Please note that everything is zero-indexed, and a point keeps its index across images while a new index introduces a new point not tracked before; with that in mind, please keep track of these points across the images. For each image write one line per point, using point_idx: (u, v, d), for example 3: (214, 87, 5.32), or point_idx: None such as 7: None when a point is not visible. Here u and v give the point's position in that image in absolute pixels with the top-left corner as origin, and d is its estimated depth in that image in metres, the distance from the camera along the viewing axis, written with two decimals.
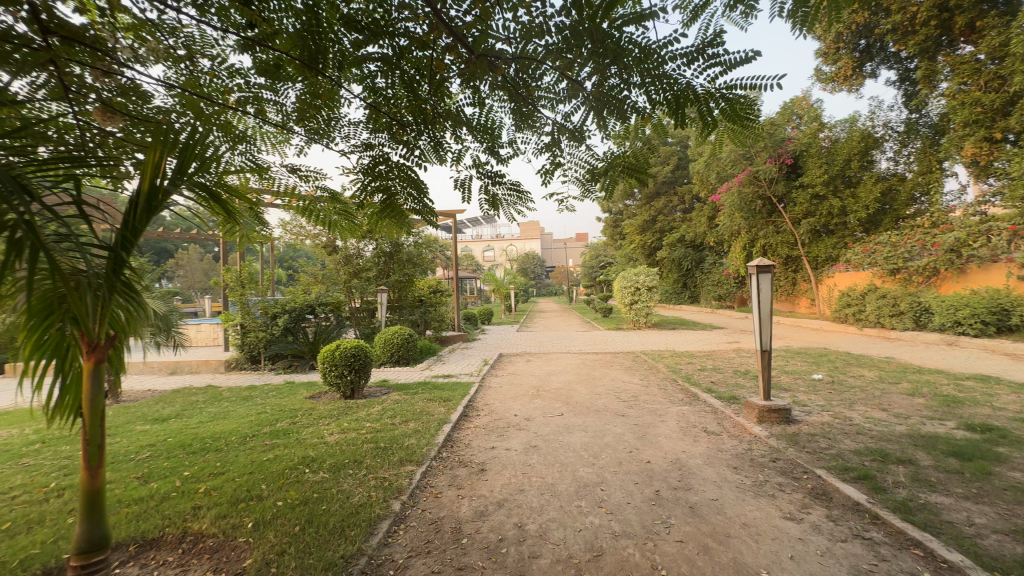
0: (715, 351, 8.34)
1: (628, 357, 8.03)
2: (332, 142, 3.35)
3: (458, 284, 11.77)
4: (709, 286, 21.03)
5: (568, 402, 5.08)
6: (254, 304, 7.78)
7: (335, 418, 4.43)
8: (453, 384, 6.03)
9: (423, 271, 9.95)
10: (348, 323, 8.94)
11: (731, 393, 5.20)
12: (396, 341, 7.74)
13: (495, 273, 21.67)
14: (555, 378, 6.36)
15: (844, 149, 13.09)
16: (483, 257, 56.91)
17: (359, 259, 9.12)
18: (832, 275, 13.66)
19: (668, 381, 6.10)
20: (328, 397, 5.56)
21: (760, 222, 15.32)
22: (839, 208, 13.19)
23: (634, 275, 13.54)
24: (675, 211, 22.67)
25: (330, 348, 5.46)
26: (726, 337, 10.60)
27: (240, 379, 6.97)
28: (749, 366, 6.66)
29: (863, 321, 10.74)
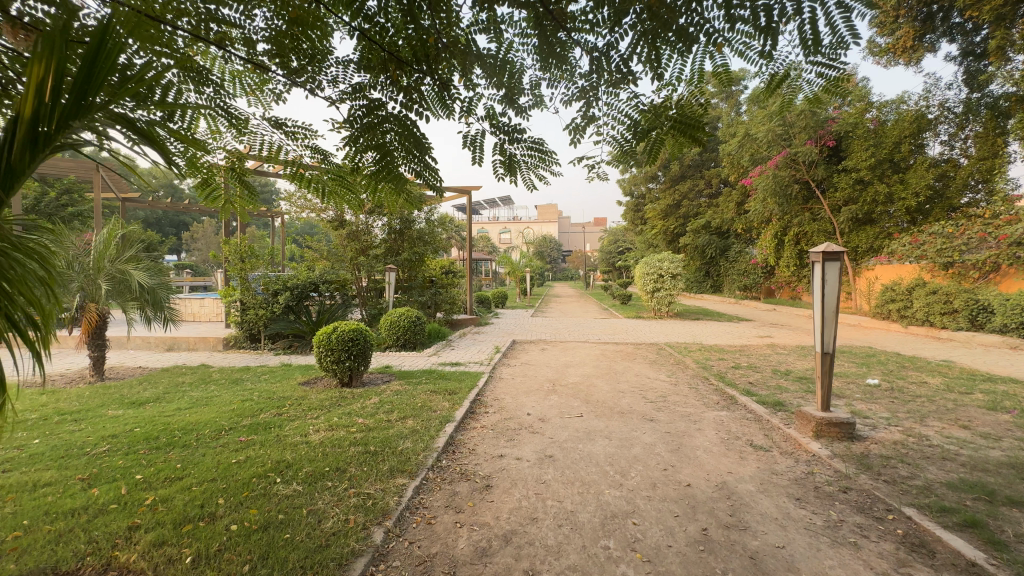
0: (747, 346, 7.67)
1: (651, 349, 7.41)
2: (317, 87, 2.76)
3: (471, 266, 11.22)
4: (734, 275, 20.11)
5: (588, 401, 4.51)
6: (254, 279, 7.33)
7: (326, 411, 3.94)
8: (461, 373, 5.51)
9: (434, 250, 9.40)
10: (354, 303, 8.46)
11: (774, 397, 4.58)
12: (402, 323, 7.24)
13: (510, 255, 21.06)
14: (573, 371, 5.80)
15: (895, 130, 11.99)
16: (499, 239, 56.17)
17: (367, 234, 8.57)
18: (873, 267, 12.71)
19: (699, 379, 5.49)
20: (324, 383, 5.09)
21: (794, 209, 14.38)
22: (886, 196, 12.15)
23: (657, 261, 12.80)
24: (701, 196, 21.66)
25: (326, 331, 4.97)
26: (757, 331, 9.87)
27: (237, 358, 6.57)
28: (790, 365, 6.00)
29: (908, 318, 9.87)
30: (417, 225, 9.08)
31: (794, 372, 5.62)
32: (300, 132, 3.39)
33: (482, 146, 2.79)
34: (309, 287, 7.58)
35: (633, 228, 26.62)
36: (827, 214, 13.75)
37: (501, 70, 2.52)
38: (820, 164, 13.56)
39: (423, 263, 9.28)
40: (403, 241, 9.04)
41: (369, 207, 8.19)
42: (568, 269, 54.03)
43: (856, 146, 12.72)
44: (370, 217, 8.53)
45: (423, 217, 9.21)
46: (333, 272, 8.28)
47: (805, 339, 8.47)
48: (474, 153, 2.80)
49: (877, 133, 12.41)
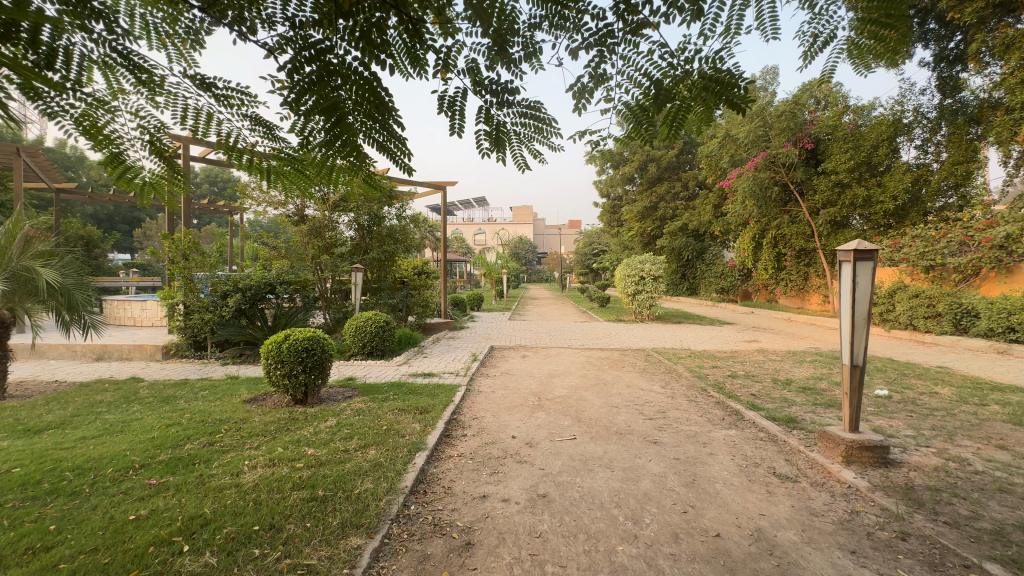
0: (737, 352, 7.30)
1: (639, 356, 6.94)
2: (249, 30, 2.10)
3: (445, 266, 10.55)
4: (711, 278, 20.05)
5: (579, 420, 3.96)
6: (200, 279, 6.52)
7: (270, 438, 3.26)
8: (434, 386, 4.87)
9: (405, 249, 8.71)
10: (317, 306, 7.68)
11: (783, 412, 4.14)
12: (368, 328, 6.54)
13: (485, 256, 20.39)
14: (559, 383, 5.25)
15: (872, 134, 11.98)
16: (474, 241, 55.32)
17: (331, 230, 7.79)
18: None
19: (696, 390, 5.03)
20: (273, 400, 4.37)
21: (773, 211, 14.30)
22: (864, 199, 12.10)
23: (639, 263, 12.43)
24: (678, 198, 21.63)
25: (275, 340, 4.26)
26: (742, 335, 9.56)
27: (176, 370, 5.75)
28: (788, 374, 5.60)
29: (890, 322, 9.75)
30: (386, 221, 8.37)
31: (794, 381, 5.24)
32: (235, 96, 2.72)
33: (463, 113, 2.22)
34: (263, 288, 6.79)
35: (610, 229, 26.42)
36: (805, 216, 13.65)
37: (491, 9, 1.90)
38: (799, 166, 13.49)
39: (393, 262, 8.58)
40: (371, 238, 8.31)
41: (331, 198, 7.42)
42: (543, 271, 53.80)
43: (836, 149, 12.68)
44: (332, 210, 7.75)
45: (392, 212, 8.49)
46: (291, 272, 7.47)
47: (793, 343, 8.18)
48: (454, 125, 2.23)
49: (855, 137, 12.41)
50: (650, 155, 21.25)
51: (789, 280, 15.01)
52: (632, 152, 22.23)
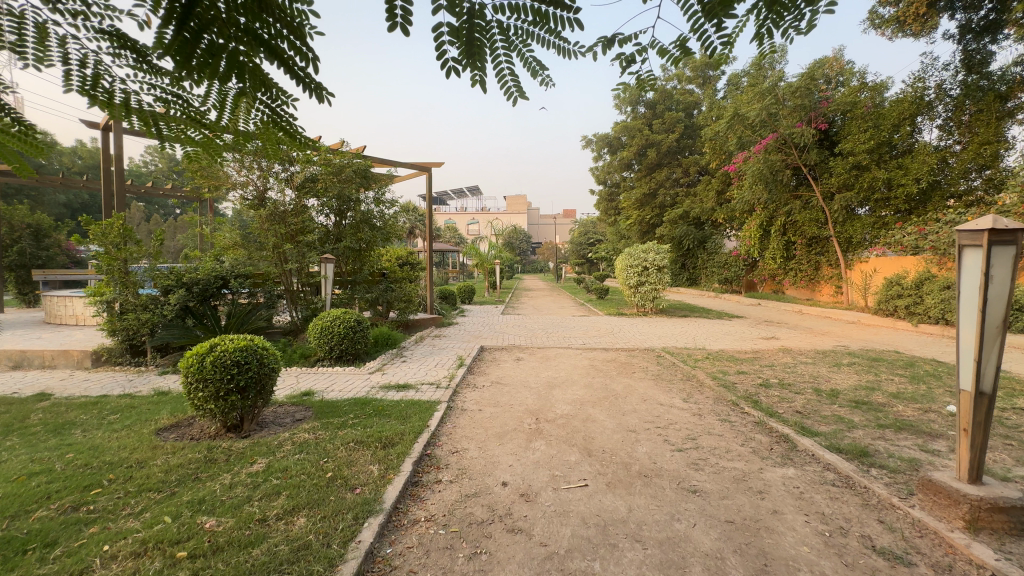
0: (759, 353, 6.43)
1: (650, 359, 6.06)
2: None
3: (431, 258, 9.60)
4: (714, 269, 19.21)
5: (590, 454, 3.07)
6: (141, 273, 5.60)
7: (164, 498, 2.33)
8: (407, 404, 3.95)
9: (382, 236, 7.73)
10: (280, 302, 6.71)
11: (847, 439, 3.27)
12: (336, 329, 5.61)
13: (477, 245, 19.35)
14: (560, 398, 4.34)
15: (892, 113, 11.10)
16: (467, 231, 54.05)
17: (296, 213, 6.75)
18: (868, 260, 11.84)
19: (727, 405, 4.15)
20: (199, 428, 3.43)
21: (783, 196, 13.42)
22: (886, 182, 11.17)
23: (641, 253, 11.52)
24: (678, 185, 20.77)
25: (197, 352, 3.30)
26: (758, 331, 8.71)
27: (101, 383, 4.77)
28: (830, 383, 4.74)
29: (918, 316, 8.91)
30: (360, 205, 7.36)
31: (842, 393, 4.36)
32: None
33: None
34: (215, 282, 5.92)
35: (606, 218, 25.51)
36: (818, 202, 12.75)
37: None
38: (813, 148, 12.58)
39: (370, 253, 7.63)
40: (344, 225, 7.34)
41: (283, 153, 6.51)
42: (537, 261, 52.94)
43: (852, 130, 11.84)
44: (294, 190, 6.75)
45: (366, 194, 7.48)
46: (247, 263, 6.47)
47: (818, 342, 7.34)
48: (396, 19, 1.33)
49: (876, 115, 11.51)
50: (649, 140, 20.35)
51: (799, 270, 14.17)
52: (631, 137, 21.27)
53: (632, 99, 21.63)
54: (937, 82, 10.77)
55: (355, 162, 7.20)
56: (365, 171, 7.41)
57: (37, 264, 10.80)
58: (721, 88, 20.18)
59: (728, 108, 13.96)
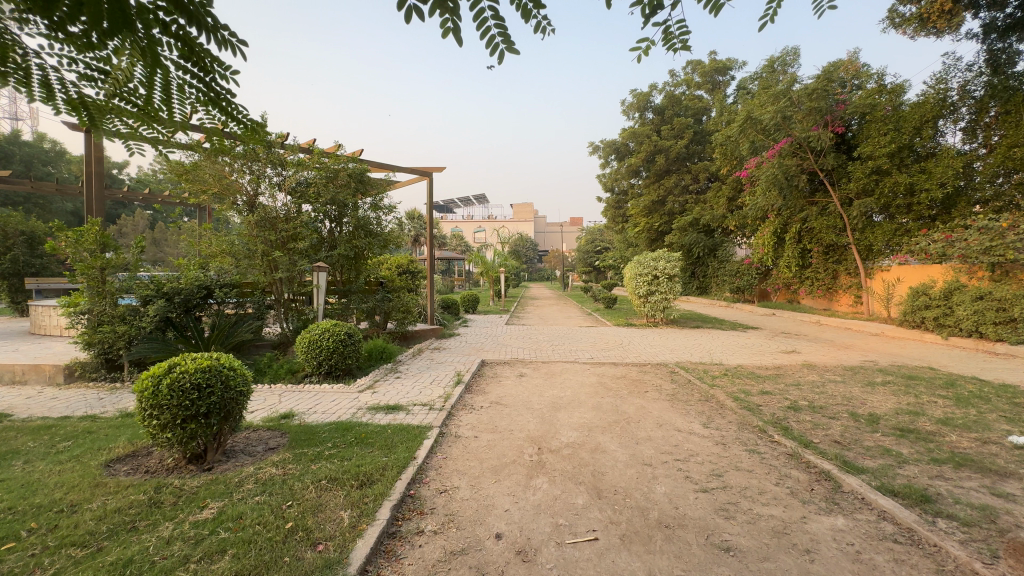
0: (781, 369, 5.96)
1: (663, 377, 5.61)
2: None
3: (432, 266, 9.24)
4: (725, 277, 18.69)
5: (600, 496, 2.63)
6: (120, 281, 5.26)
7: (86, 557, 1.93)
8: (394, 429, 3.53)
9: (378, 243, 7.35)
10: (269, 313, 6.34)
11: (900, 479, 2.82)
12: (325, 342, 5.21)
13: (483, 253, 18.97)
14: (566, 422, 3.92)
15: (913, 116, 10.66)
16: (473, 239, 53.75)
17: (289, 219, 6.42)
18: (889, 268, 11.30)
19: (753, 433, 3.70)
20: (158, 459, 3.05)
21: (798, 202, 12.95)
22: (909, 187, 10.65)
23: (651, 261, 11.07)
24: (687, 191, 20.36)
25: (153, 373, 2.90)
26: (776, 344, 8.22)
27: (68, 401, 4.41)
28: (866, 406, 4.27)
29: (948, 328, 8.38)
30: (356, 211, 7.03)
31: (883, 418, 3.90)
32: None
33: None
34: (198, 292, 5.56)
35: (614, 226, 25.09)
36: (836, 207, 12.26)
37: None
38: (830, 152, 12.14)
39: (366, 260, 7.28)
40: (340, 232, 7.02)
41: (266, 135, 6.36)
42: (543, 269, 52.56)
43: (870, 133, 11.41)
44: (285, 195, 6.45)
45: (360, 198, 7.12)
46: (235, 271, 6.15)
47: (843, 357, 6.85)
48: None
49: (896, 117, 11.05)
50: (658, 146, 20.00)
51: (815, 279, 13.63)
52: (639, 143, 20.93)
53: (639, 104, 21.33)
54: (959, 83, 10.31)
55: (348, 166, 6.91)
56: (360, 176, 7.09)
57: (31, 272, 10.55)
58: (730, 93, 19.82)
59: (740, 113, 13.58)
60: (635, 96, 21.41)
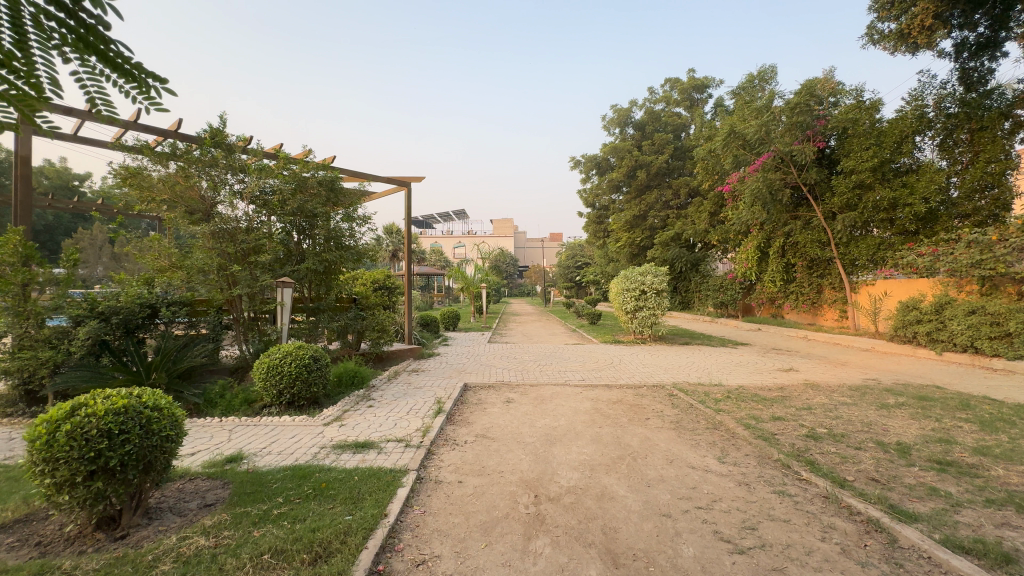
0: (785, 391, 5.58)
1: (663, 402, 5.16)
2: None
3: (411, 282, 8.67)
4: (707, 292, 18.59)
5: (618, 565, 2.11)
6: (47, 299, 4.50)
7: None
8: (362, 476, 2.94)
9: (349, 257, 6.75)
10: (223, 335, 5.66)
11: (966, 531, 2.37)
12: (286, 369, 4.58)
13: (464, 268, 18.45)
14: (564, 461, 3.39)
15: (894, 131, 10.72)
16: (453, 254, 53.12)
17: (251, 230, 5.83)
18: (875, 282, 11.24)
19: (777, 469, 3.25)
20: (54, 526, 2.39)
21: (782, 216, 12.90)
22: (892, 202, 10.62)
23: (637, 275, 10.73)
24: (668, 207, 20.39)
25: (49, 416, 2.26)
26: (771, 361, 7.90)
27: None
28: (890, 433, 3.87)
29: (941, 343, 8.20)
30: (327, 221, 6.44)
31: (914, 449, 3.50)
32: None
33: None
34: (141, 312, 4.92)
35: (595, 241, 24.94)
36: (820, 222, 12.19)
37: None
38: (812, 167, 12.15)
39: (337, 275, 6.69)
40: (307, 244, 6.43)
41: (219, 135, 5.69)
42: (524, 284, 52.26)
43: (851, 148, 11.47)
44: (248, 204, 5.88)
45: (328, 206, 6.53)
46: (186, 287, 5.45)
47: (844, 376, 6.54)
48: None
49: (875, 133, 11.11)
50: (639, 161, 20.03)
51: (800, 293, 13.51)
52: (619, 158, 20.95)
53: (620, 119, 21.41)
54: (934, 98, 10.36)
55: (316, 173, 6.37)
56: (330, 184, 6.54)
57: None
58: (709, 110, 20.02)
59: (723, 127, 13.56)
60: (616, 111, 21.48)
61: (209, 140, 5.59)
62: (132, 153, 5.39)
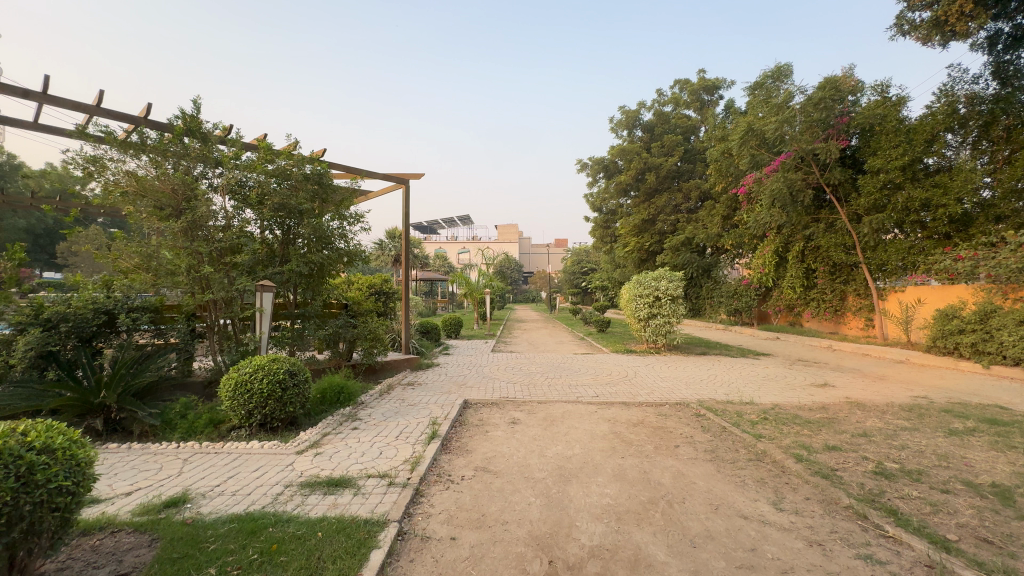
0: (828, 411, 4.90)
1: (692, 424, 4.50)
2: None
3: (409, 287, 8.06)
4: (720, 298, 17.88)
5: None
6: None
7: None
8: (329, 532, 2.29)
9: (338, 258, 6.15)
10: (192, 345, 5.06)
11: None
12: (255, 387, 3.95)
13: (467, 273, 17.75)
14: (583, 506, 2.73)
15: (924, 128, 10.05)
16: (457, 259, 52.56)
17: (228, 227, 5.23)
18: (906, 289, 10.52)
19: (853, 522, 2.58)
20: None
21: (802, 219, 12.23)
22: (924, 203, 9.90)
23: (651, 280, 10.09)
24: (678, 211, 19.77)
25: None
26: (801, 375, 7.20)
27: None
28: (977, 471, 3.19)
29: (988, 355, 7.51)
30: (315, 218, 5.85)
31: (1019, 494, 2.81)
32: None
33: None
34: (95, 319, 4.31)
35: (602, 246, 24.28)
36: (845, 225, 11.48)
37: None
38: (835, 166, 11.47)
39: (325, 278, 6.08)
40: (292, 244, 5.85)
41: (194, 124, 5.14)
42: (528, 290, 51.65)
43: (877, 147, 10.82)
44: (226, 199, 5.28)
45: (314, 202, 5.95)
46: (154, 291, 4.87)
47: (888, 393, 5.85)
48: None
49: (903, 130, 10.45)
50: (648, 164, 19.46)
51: (822, 301, 12.77)
52: (628, 161, 20.37)
53: (628, 122, 20.86)
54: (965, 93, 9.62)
55: (302, 165, 5.81)
56: (318, 178, 5.97)
57: None
58: (720, 111, 19.42)
59: (739, 126, 12.93)
60: (624, 113, 20.92)
61: (182, 128, 5.03)
62: (95, 143, 4.81)
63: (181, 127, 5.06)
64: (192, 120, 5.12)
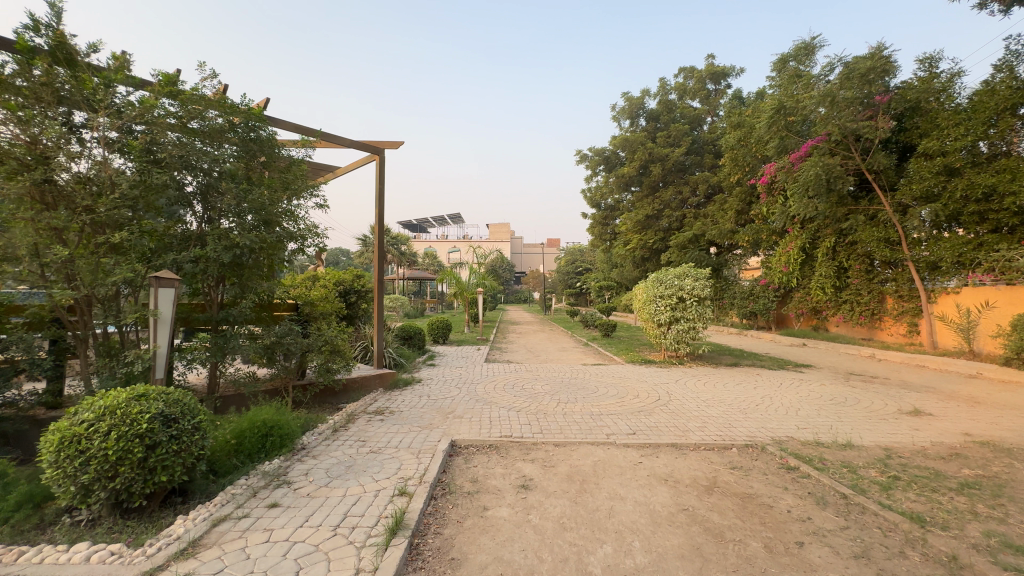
0: (972, 463, 3.43)
1: (793, 491, 2.97)
2: None
3: (383, 283, 6.46)
4: (732, 301, 16.49)
5: None
6: None
7: None
8: None
9: (281, 244, 4.53)
10: (38, 367, 3.42)
11: None
12: (94, 447, 2.32)
13: (456, 271, 16.10)
14: None
15: (984, 104, 8.53)
16: (448, 258, 50.76)
17: (109, 191, 3.62)
18: (965, 291, 9.23)
19: None
20: None
21: (835, 211, 10.86)
22: (987, 190, 8.43)
23: (672, 278, 8.61)
24: (685, 206, 18.39)
25: None
26: (875, 398, 5.74)
27: None
28: None
29: None
30: (245, 189, 4.27)
31: None
32: None
33: None
34: None
35: (600, 244, 22.86)
36: (888, 217, 10.10)
37: None
38: (879, 151, 10.06)
39: (262, 269, 4.46)
40: (214, 221, 4.27)
41: (56, 42, 3.49)
42: (520, 290, 50.06)
43: (931, 128, 9.43)
44: (105, 150, 3.63)
45: (240, 165, 4.36)
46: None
47: (1016, 429, 4.40)
48: None
49: (962, 109, 9.04)
50: (653, 154, 18.04)
51: (855, 303, 11.33)
52: (631, 151, 18.93)
53: (630, 110, 19.43)
54: None
55: (228, 116, 4.24)
56: (247, 132, 4.40)
57: None
58: (730, 99, 18.08)
59: (764, 107, 11.53)
60: (626, 100, 19.48)
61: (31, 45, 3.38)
62: None
63: (34, 45, 3.41)
64: (53, 35, 3.49)
